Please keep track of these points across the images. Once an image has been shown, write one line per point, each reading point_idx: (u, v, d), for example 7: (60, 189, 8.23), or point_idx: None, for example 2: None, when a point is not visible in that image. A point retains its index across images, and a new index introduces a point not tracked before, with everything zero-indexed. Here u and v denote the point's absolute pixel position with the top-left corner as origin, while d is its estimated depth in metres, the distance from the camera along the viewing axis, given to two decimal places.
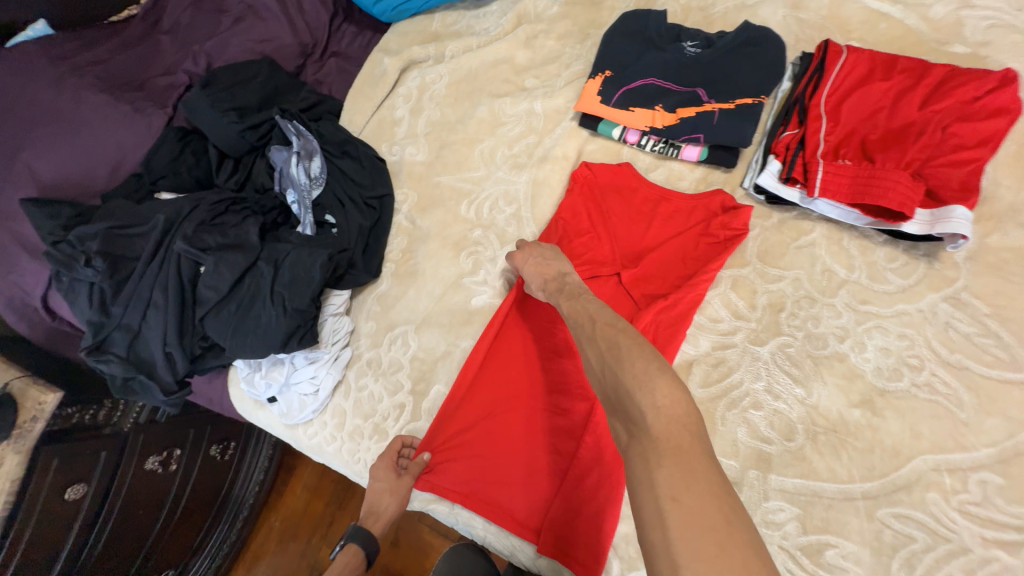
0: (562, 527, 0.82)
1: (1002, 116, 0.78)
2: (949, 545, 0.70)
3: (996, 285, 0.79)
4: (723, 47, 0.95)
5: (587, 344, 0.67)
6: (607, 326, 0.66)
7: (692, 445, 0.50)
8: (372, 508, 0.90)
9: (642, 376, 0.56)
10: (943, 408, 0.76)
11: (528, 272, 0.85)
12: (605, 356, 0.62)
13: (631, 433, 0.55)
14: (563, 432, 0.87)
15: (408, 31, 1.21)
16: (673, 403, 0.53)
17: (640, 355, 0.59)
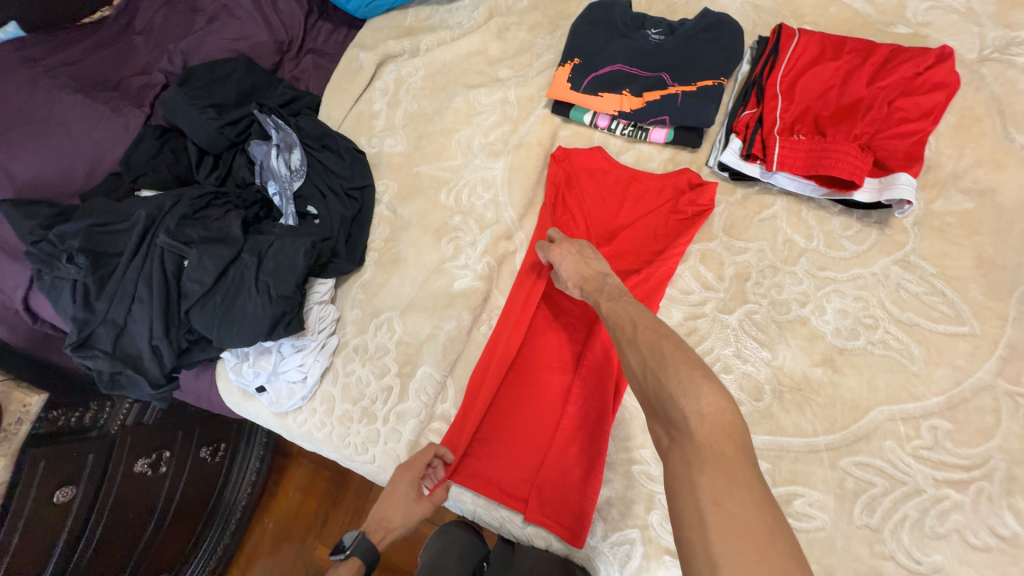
0: (549, 493, 0.86)
1: (940, 91, 0.84)
2: (905, 487, 0.76)
3: (941, 247, 0.85)
4: (685, 34, 1.00)
5: (626, 346, 0.66)
6: (648, 330, 0.65)
7: (737, 454, 0.51)
8: (381, 517, 0.86)
9: (687, 382, 0.55)
10: (897, 362, 0.82)
11: (565, 270, 0.83)
12: (647, 361, 0.61)
13: (672, 436, 0.55)
14: (549, 405, 0.91)
15: (383, 26, 1.24)
16: (718, 411, 0.53)
17: (684, 361, 0.58)
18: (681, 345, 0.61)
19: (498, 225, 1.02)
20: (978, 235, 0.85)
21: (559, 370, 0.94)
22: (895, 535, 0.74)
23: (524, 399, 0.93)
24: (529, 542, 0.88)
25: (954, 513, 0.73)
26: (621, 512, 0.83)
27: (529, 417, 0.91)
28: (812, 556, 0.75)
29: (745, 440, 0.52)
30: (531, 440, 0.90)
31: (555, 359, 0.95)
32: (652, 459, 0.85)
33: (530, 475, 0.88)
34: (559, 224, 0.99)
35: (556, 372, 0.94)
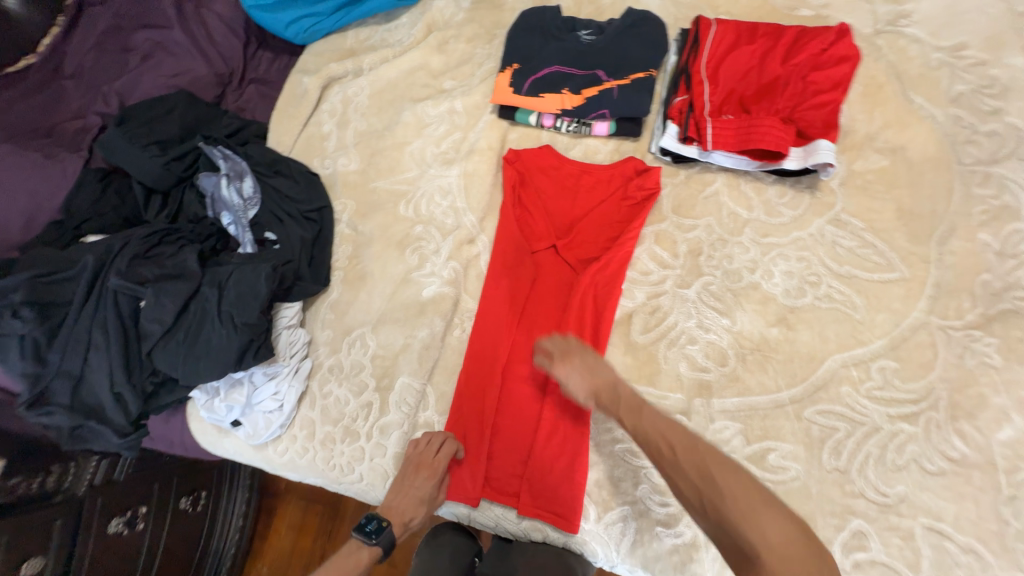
0: (539, 486, 0.87)
1: (845, 63, 0.93)
2: (865, 427, 0.81)
3: (866, 203, 0.93)
4: (613, 33, 1.06)
5: (672, 472, 0.65)
6: (688, 451, 0.65)
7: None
8: (399, 505, 0.83)
9: (747, 511, 0.57)
10: (842, 312, 0.88)
11: (574, 385, 0.78)
12: (701, 489, 0.61)
13: (745, 566, 0.56)
14: (530, 399, 0.93)
15: (324, 50, 1.25)
16: (783, 537, 0.55)
17: (739, 487, 0.60)
18: (723, 461, 0.63)
19: (459, 230, 1.04)
20: (896, 188, 0.93)
21: (536, 363, 0.94)
22: (862, 473, 0.79)
23: (506, 397, 0.93)
24: (525, 536, 0.89)
25: (911, 444, 0.79)
26: (610, 492, 0.86)
27: (510, 414, 0.92)
28: (791, 504, 0.79)
29: (813, 558, 0.55)
30: (517, 436, 0.91)
31: (531, 352, 0.95)
32: None
33: (519, 470, 0.90)
34: (520, 222, 1.02)
35: (533, 366, 0.94)
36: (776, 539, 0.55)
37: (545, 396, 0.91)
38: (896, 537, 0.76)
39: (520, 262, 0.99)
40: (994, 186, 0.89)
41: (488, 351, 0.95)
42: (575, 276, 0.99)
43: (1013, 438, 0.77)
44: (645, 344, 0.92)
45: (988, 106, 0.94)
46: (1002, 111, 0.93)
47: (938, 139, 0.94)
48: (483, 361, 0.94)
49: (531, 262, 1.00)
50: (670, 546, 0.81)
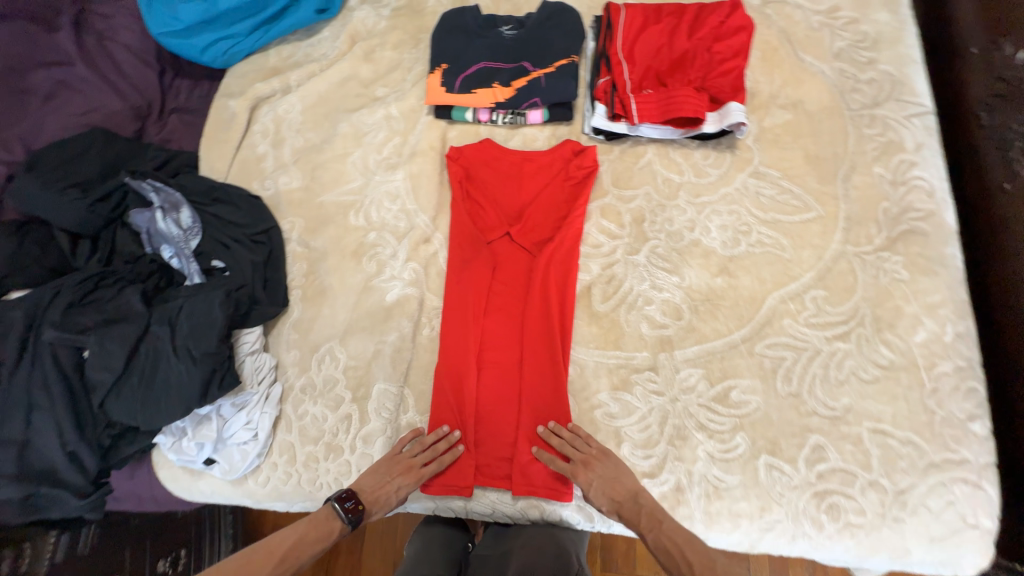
0: (528, 466, 0.90)
1: (742, 32, 1.02)
2: (808, 352, 0.90)
3: (779, 155, 1.03)
4: (533, 25, 1.12)
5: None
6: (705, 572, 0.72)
7: None
8: (373, 491, 0.83)
9: None
10: (774, 254, 0.97)
11: (595, 494, 0.82)
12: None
13: None
14: (507, 384, 0.95)
15: (247, 71, 1.22)
16: None
17: None
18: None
19: (413, 232, 1.06)
20: (801, 138, 1.04)
21: (507, 348, 0.97)
22: (811, 392, 0.88)
23: (483, 386, 0.95)
24: (523, 518, 0.91)
25: (848, 359, 0.89)
26: None
27: (490, 401, 0.94)
28: (757, 433, 0.87)
29: None
30: (500, 421, 0.94)
31: (501, 339, 0.97)
32: (609, 400, 0.92)
33: (507, 454, 0.92)
34: (471, 216, 1.05)
35: (506, 352, 0.97)
36: None
37: (521, 378, 0.94)
38: (848, 443, 0.85)
39: (476, 253, 1.01)
40: (879, 126, 1.02)
41: (459, 345, 0.96)
42: (532, 259, 1.02)
43: (927, 339, 0.89)
44: (607, 312, 0.97)
45: (864, 57, 1.07)
46: (876, 60, 1.06)
47: (829, 90, 1.06)
48: (456, 355, 0.95)
49: (489, 252, 1.02)
50: (658, 495, 0.86)
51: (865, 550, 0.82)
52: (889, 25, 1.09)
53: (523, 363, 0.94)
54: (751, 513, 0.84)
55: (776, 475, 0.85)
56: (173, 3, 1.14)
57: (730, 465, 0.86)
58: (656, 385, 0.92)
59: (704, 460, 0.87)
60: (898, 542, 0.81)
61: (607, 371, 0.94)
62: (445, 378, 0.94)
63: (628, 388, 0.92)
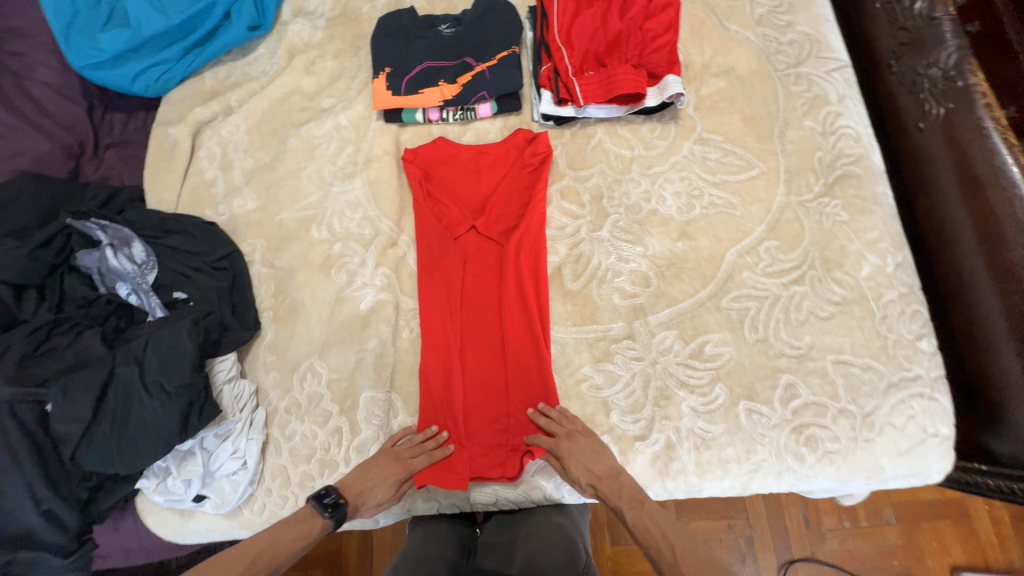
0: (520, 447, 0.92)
1: (669, 8, 1.07)
2: (769, 299, 0.96)
3: (719, 120, 1.09)
4: (470, 21, 1.13)
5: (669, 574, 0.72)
6: (688, 557, 0.72)
7: None
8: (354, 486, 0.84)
9: None
10: (727, 214, 1.02)
11: (574, 470, 0.84)
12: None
13: None
14: (491, 373, 0.97)
15: (183, 97, 1.19)
16: None
17: None
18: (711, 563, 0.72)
19: (379, 237, 1.05)
20: (736, 102, 1.10)
21: (488, 337, 0.99)
22: (777, 336, 0.94)
23: (468, 377, 0.97)
24: (527, 501, 0.92)
25: (805, 300, 0.95)
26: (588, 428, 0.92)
27: (478, 391, 0.96)
28: (733, 382, 0.92)
29: None
30: (488, 409, 0.95)
31: (481, 330, 0.99)
32: (593, 372, 0.95)
33: (498, 441, 0.94)
34: (435, 214, 1.06)
35: (486, 341, 0.99)
36: None
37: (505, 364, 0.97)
38: (816, 377, 0.91)
39: (446, 250, 1.02)
40: (805, 83, 1.09)
41: (440, 341, 0.97)
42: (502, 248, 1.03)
43: (872, 272, 0.96)
44: (579, 290, 1.00)
45: (783, 21, 1.14)
46: (794, 23, 1.14)
47: (756, 55, 1.12)
48: (438, 352, 0.96)
49: (458, 246, 1.03)
50: (651, 455, 0.90)
51: (844, 473, 0.89)
52: None
53: (506, 350, 0.96)
54: (739, 456, 0.89)
55: (756, 418, 0.90)
56: (94, 32, 1.09)
57: (714, 416, 0.91)
58: (635, 351, 0.96)
59: (689, 415, 0.91)
60: (871, 460, 0.88)
61: (588, 345, 0.97)
62: (430, 375, 0.95)
63: (609, 358, 0.96)
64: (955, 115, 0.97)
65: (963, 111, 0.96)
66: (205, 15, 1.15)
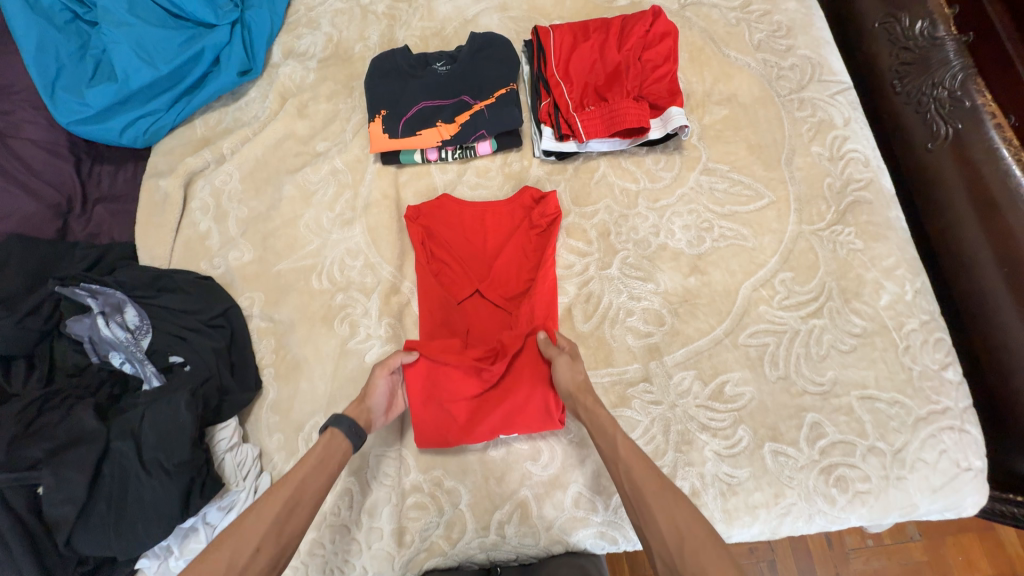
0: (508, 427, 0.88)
1: (668, 38, 1.05)
2: (788, 333, 0.93)
3: (724, 149, 1.07)
4: (465, 58, 1.11)
5: (654, 505, 0.65)
6: (681, 498, 0.65)
7: (703, 535, 0.61)
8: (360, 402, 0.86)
9: (652, 489, 0.66)
10: (738, 245, 1.00)
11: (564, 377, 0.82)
12: (683, 531, 0.61)
13: (678, 536, 0.61)
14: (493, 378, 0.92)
15: (174, 146, 1.16)
16: (684, 514, 0.63)
17: (646, 471, 0.68)
18: (690, 507, 0.65)
19: (381, 285, 1.02)
20: (741, 129, 1.08)
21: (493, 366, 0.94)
22: (799, 372, 0.91)
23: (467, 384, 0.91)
24: (550, 553, 0.87)
25: (825, 334, 0.93)
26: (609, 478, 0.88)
27: (489, 478, 0.91)
28: (757, 423, 0.89)
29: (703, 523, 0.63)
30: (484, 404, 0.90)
31: (487, 334, 0.99)
32: None
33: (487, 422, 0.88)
34: (438, 278, 1.02)
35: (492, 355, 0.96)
36: (666, 519, 0.63)
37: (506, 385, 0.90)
38: (842, 415, 0.88)
39: (450, 314, 0.99)
40: (809, 107, 1.07)
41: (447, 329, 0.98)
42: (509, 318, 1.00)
43: (892, 300, 0.93)
44: (591, 331, 0.97)
45: (782, 45, 1.13)
46: (794, 46, 1.12)
47: (758, 81, 1.11)
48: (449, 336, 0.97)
49: (462, 310, 1.01)
50: None
51: (876, 513, 0.85)
52: (799, 11, 1.15)
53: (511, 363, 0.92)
54: (767, 501, 0.85)
55: (783, 460, 0.87)
56: (79, 87, 1.06)
57: (738, 460, 0.87)
58: (653, 395, 0.92)
59: (712, 459, 0.88)
60: (905, 498, 0.85)
61: (604, 390, 0.93)
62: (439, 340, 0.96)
63: (627, 404, 0.92)
64: (965, 135, 0.96)
65: (973, 132, 0.95)
66: (194, 62, 1.12)
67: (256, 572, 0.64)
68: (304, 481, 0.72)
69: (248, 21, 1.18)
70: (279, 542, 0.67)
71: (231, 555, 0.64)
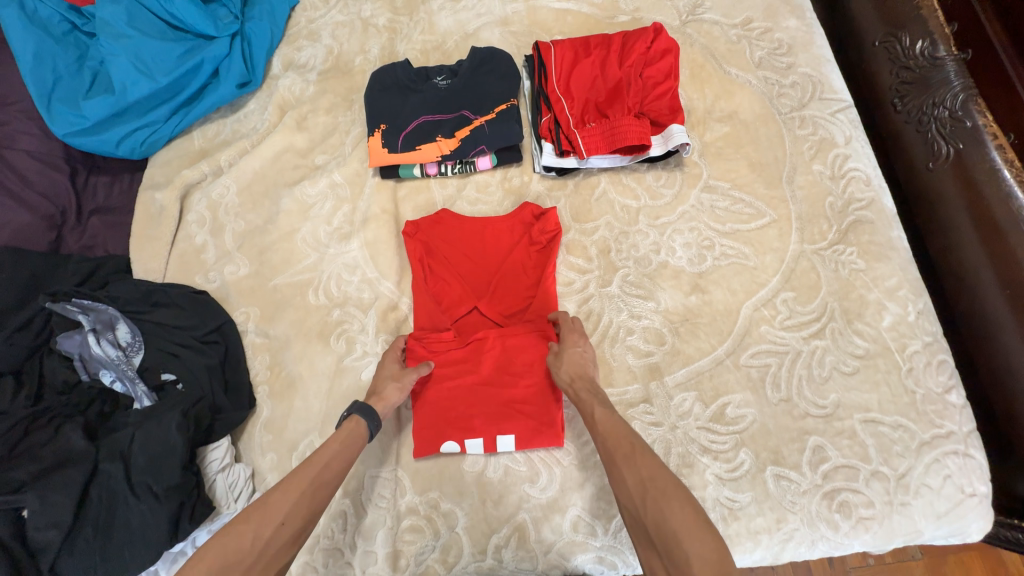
0: (505, 423, 0.90)
1: (669, 54, 1.05)
2: (790, 354, 0.92)
3: (726, 166, 1.06)
4: (466, 73, 1.11)
5: (623, 465, 0.68)
6: (645, 454, 0.68)
7: (665, 484, 0.63)
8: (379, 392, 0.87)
9: (621, 451, 0.70)
10: (740, 264, 0.99)
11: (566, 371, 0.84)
12: (645, 484, 0.64)
13: (642, 490, 0.64)
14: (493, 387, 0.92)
15: (171, 159, 1.15)
16: (649, 468, 0.66)
17: (617, 435, 0.72)
18: (656, 461, 0.67)
19: (379, 301, 1.01)
20: (742, 147, 1.07)
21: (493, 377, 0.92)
22: (801, 395, 0.90)
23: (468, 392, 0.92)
24: None
25: (827, 355, 0.92)
26: (608, 501, 0.86)
27: (486, 500, 0.89)
28: (759, 446, 0.88)
29: (669, 475, 0.65)
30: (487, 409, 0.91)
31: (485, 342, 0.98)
32: None
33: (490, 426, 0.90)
34: (435, 296, 1.00)
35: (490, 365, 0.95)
36: (633, 476, 0.66)
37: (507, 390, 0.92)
38: (845, 438, 0.87)
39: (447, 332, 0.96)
40: (810, 125, 1.07)
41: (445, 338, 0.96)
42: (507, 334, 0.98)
43: (895, 322, 0.93)
44: None
45: (783, 63, 1.13)
46: (795, 64, 1.12)
47: (759, 99, 1.10)
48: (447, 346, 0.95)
49: (459, 327, 0.98)
50: None
51: (880, 539, 0.83)
52: (800, 29, 1.15)
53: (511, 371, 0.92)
54: (769, 526, 0.84)
55: (785, 484, 0.85)
56: (76, 99, 1.05)
57: (740, 484, 0.86)
58: (653, 416, 0.91)
59: (713, 483, 0.86)
60: (909, 525, 0.83)
61: None
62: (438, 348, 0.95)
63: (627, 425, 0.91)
64: (966, 155, 0.95)
65: (974, 152, 0.94)
66: (193, 74, 1.12)
67: (276, 547, 0.65)
68: (326, 464, 0.73)
69: (248, 33, 1.18)
70: (303, 516, 0.68)
71: (256, 527, 0.65)
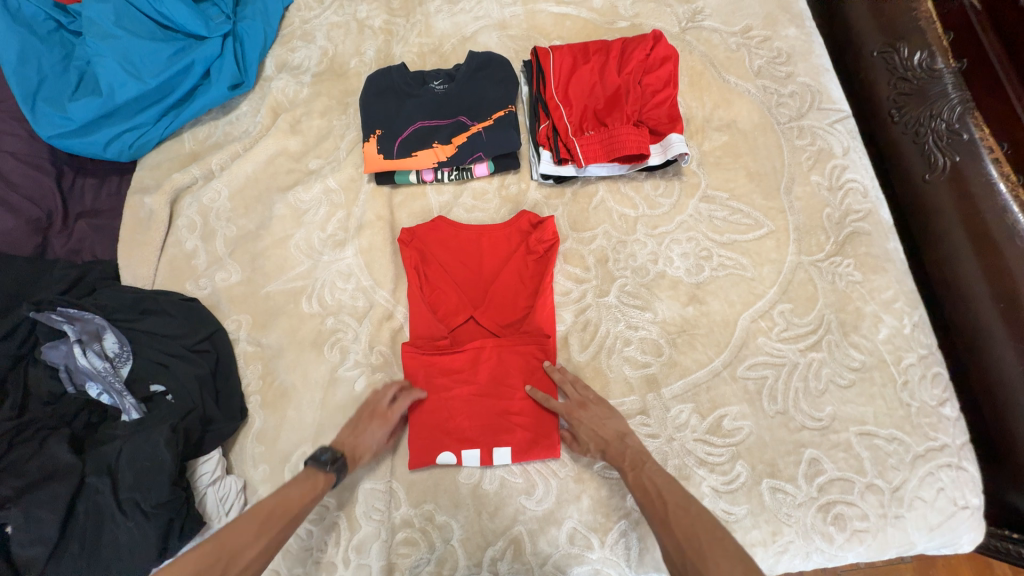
0: (501, 435, 0.89)
1: (669, 62, 1.04)
2: (787, 366, 0.92)
3: (725, 176, 1.06)
4: (463, 78, 1.09)
5: (661, 528, 0.70)
6: (678, 510, 0.71)
7: (704, 538, 0.66)
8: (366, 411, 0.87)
9: (660, 515, 0.71)
10: (737, 275, 0.99)
11: (583, 434, 0.85)
12: (683, 545, 0.66)
13: (682, 551, 0.66)
14: (488, 399, 0.91)
15: (161, 161, 1.13)
16: (686, 526, 0.68)
17: (650, 499, 0.74)
18: (694, 516, 0.70)
19: (374, 310, 0.99)
20: (740, 157, 1.07)
21: (489, 388, 0.91)
22: (797, 407, 0.90)
23: (463, 403, 0.91)
24: None
25: (824, 367, 0.92)
26: (605, 514, 0.86)
27: (481, 514, 0.88)
28: (755, 459, 0.88)
29: (709, 527, 0.68)
30: (481, 421, 0.90)
31: None
32: None
33: (484, 438, 0.89)
34: (431, 303, 0.99)
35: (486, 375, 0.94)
36: (673, 540, 0.68)
37: (503, 403, 0.91)
38: (840, 451, 0.87)
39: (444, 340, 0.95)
40: (808, 136, 1.07)
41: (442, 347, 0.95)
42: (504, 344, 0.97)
43: (890, 334, 0.93)
44: (588, 361, 0.95)
45: (782, 72, 1.12)
46: (794, 73, 1.12)
47: (757, 108, 1.10)
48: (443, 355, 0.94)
49: (456, 336, 0.98)
50: None
51: (874, 551, 0.84)
52: (799, 38, 1.15)
53: (507, 384, 0.91)
54: (765, 539, 0.84)
55: (781, 497, 0.85)
56: (62, 100, 1.02)
57: (736, 496, 0.86)
58: (650, 428, 0.90)
59: (710, 496, 0.86)
60: (903, 537, 0.83)
61: None
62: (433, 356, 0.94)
63: None
64: (964, 168, 0.95)
65: (971, 164, 0.94)
66: (183, 76, 1.09)
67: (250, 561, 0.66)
68: None
69: (240, 33, 1.15)
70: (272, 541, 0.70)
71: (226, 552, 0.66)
